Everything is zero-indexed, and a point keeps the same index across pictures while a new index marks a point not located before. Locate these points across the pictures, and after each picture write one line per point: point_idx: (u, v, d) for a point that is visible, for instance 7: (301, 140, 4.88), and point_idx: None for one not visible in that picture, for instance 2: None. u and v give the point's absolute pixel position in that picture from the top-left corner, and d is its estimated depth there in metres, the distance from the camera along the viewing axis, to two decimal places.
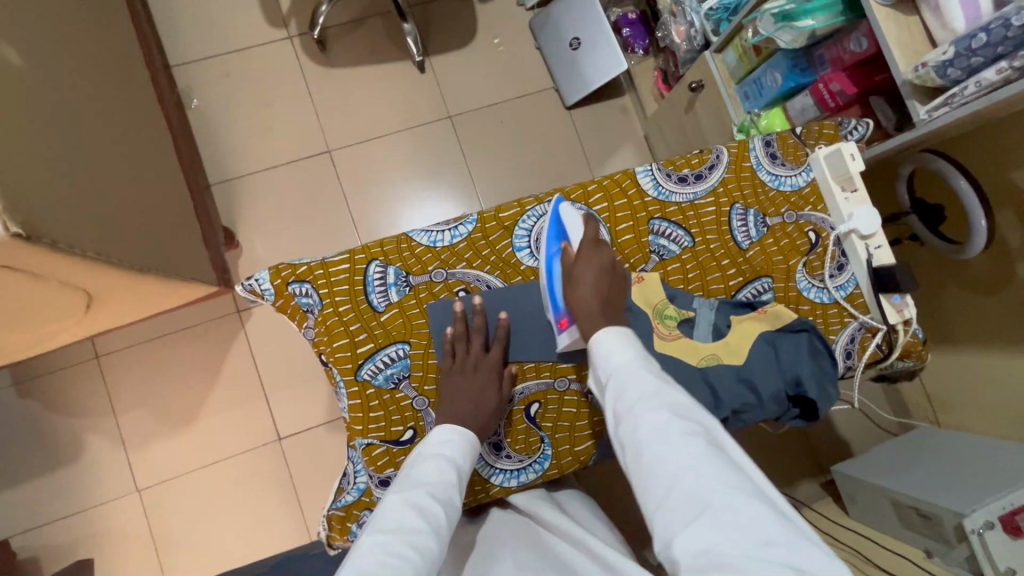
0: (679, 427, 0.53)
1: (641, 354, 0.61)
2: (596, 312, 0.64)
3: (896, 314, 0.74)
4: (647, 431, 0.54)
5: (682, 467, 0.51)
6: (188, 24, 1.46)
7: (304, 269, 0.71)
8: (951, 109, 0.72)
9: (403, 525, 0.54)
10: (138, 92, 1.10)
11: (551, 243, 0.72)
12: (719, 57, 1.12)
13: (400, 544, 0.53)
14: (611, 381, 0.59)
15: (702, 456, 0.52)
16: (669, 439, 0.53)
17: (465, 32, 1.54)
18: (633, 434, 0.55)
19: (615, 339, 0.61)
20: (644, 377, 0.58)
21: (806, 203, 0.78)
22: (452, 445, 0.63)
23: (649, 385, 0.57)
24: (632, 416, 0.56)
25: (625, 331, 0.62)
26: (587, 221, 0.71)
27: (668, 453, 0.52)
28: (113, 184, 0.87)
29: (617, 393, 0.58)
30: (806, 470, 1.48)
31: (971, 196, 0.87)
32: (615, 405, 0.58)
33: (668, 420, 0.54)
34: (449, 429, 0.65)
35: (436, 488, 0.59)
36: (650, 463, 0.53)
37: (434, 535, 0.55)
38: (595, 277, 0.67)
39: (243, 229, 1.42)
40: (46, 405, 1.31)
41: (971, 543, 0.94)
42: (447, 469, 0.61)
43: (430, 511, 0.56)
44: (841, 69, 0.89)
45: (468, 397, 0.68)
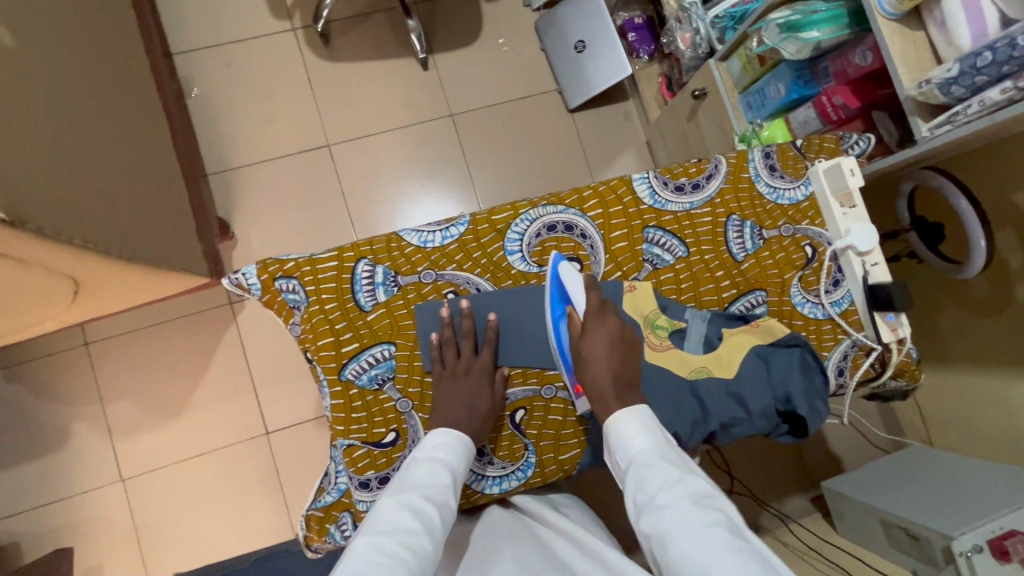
0: (704, 513, 0.50)
1: (662, 440, 0.58)
2: (610, 393, 0.62)
3: (891, 332, 0.73)
4: (671, 519, 0.50)
5: (712, 560, 0.46)
6: (191, 12, 1.45)
7: (291, 265, 0.70)
8: (953, 128, 0.70)
9: (396, 527, 0.53)
10: (136, 79, 1.10)
11: (555, 306, 0.69)
12: (723, 66, 1.11)
13: (393, 543, 0.52)
14: (631, 470, 0.56)
15: (729, 544, 0.47)
16: (694, 527, 0.49)
17: (470, 31, 1.53)
18: (656, 523, 0.51)
19: (632, 423, 0.59)
20: (666, 464, 0.55)
21: (803, 217, 0.77)
22: (445, 448, 0.62)
23: (670, 475, 0.54)
24: (653, 506, 0.52)
25: (645, 413, 0.60)
26: (588, 285, 0.69)
27: (701, 539, 0.47)
28: (104, 171, 0.86)
29: (636, 483, 0.55)
30: (796, 484, 1.47)
31: (971, 216, 0.86)
32: (635, 496, 0.54)
33: (693, 508, 0.50)
34: (440, 432, 0.64)
35: (430, 489, 0.58)
36: (676, 559, 0.48)
37: (428, 536, 0.54)
38: (605, 351, 0.65)
39: (239, 220, 1.41)
40: (33, 390, 1.30)
41: (959, 566, 0.93)
42: (442, 471, 0.60)
43: (423, 511, 0.55)
44: (845, 82, 0.88)
45: (463, 402, 0.67)
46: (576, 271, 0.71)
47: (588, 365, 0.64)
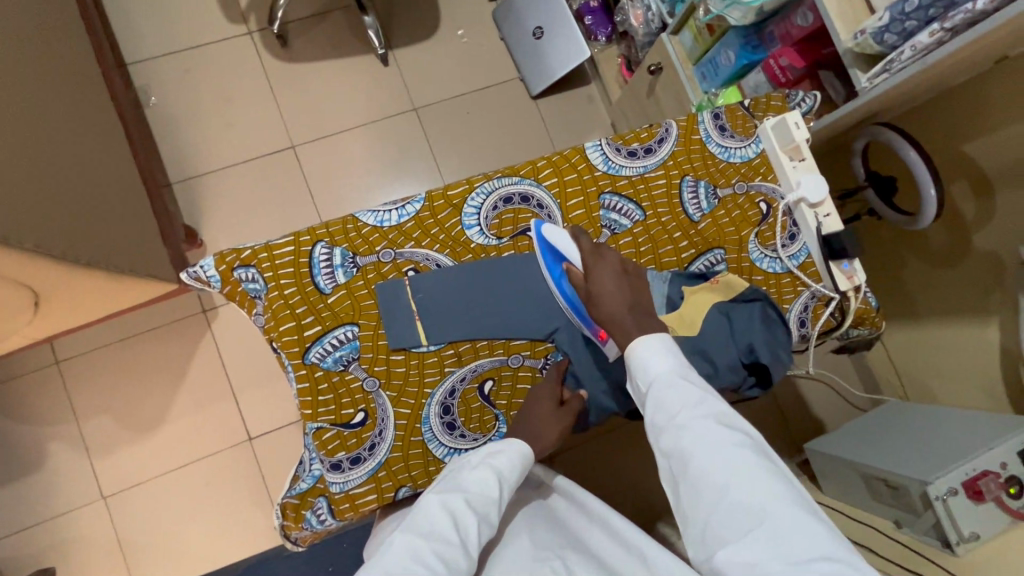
0: (726, 436, 0.52)
1: (679, 361, 0.58)
2: (626, 315, 0.62)
3: (847, 281, 0.75)
4: (696, 444, 0.52)
5: (738, 484, 0.49)
6: (143, 20, 1.43)
7: (248, 253, 0.70)
8: (890, 75, 0.72)
9: (436, 531, 0.55)
10: (90, 87, 1.08)
11: (552, 264, 0.70)
12: (675, 39, 1.13)
13: (428, 551, 0.54)
14: (652, 391, 0.57)
15: (753, 467, 0.50)
16: (721, 449, 0.51)
17: (429, 23, 1.53)
18: (677, 443, 0.53)
19: (654, 347, 0.58)
20: (686, 386, 0.56)
21: (756, 173, 0.79)
22: (503, 457, 0.63)
23: (691, 397, 0.55)
24: (677, 427, 0.53)
25: (665, 338, 0.59)
26: (575, 232, 0.69)
27: (722, 463, 0.50)
28: (58, 178, 0.85)
29: (658, 406, 0.55)
30: (783, 449, 1.48)
31: (921, 166, 0.88)
32: (655, 419, 0.55)
33: (714, 431, 0.52)
34: (506, 440, 0.65)
35: (474, 497, 0.58)
36: (698, 476, 0.51)
37: (462, 550, 0.55)
38: (616, 281, 0.65)
39: (207, 227, 1.39)
40: (4, 413, 1.27)
41: (936, 511, 0.94)
42: (491, 479, 0.60)
43: (462, 520, 0.57)
44: (790, 44, 0.90)
45: (529, 420, 0.69)
46: (559, 230, 0.71)
47: (599, 294, 0.64)
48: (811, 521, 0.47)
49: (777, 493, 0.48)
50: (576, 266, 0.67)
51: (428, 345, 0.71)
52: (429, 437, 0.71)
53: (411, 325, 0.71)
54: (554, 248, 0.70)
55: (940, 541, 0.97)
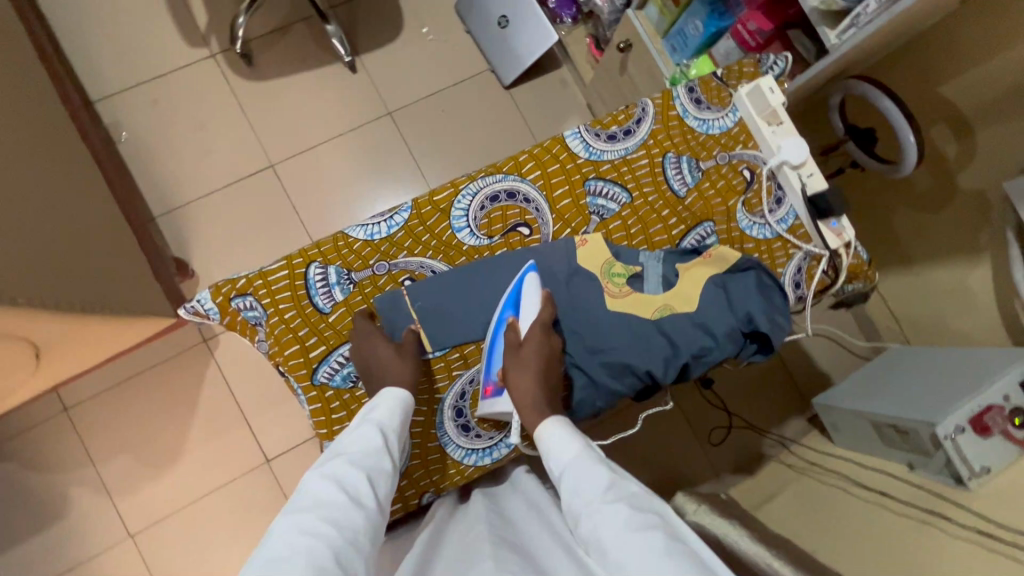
0: (634, 515, 0.51)
1: (594, 449, 0.61)
2: (535, 402, 0.65)
3: (837, 238, 0.75)
4: (601, 526, 0.51)
5: (639, 559, 0.46)
6: (104, 55, 1.41)
7: (243, 282, 0.70)
8: (858, 30, 0.73)
9: (323, 500, 0.54)
10: (61, 131, 1.07)
11: (505, 308, 0.70)
12: (641, 14, 1.13)
13: (316, 517, 0.52)
14: (564, 480, 0.59)
15: (657, 544, 0.47)
16: (623, 528, 0.50)
17: (392, 25, 1.51)
18: (589, 531, 0.53)
19: (562, 435, 0.62)
20: (600, 472, 0.57)
21: (736, 142, 0.79)
22: (380, 408, 0.64)
23: (603, 481, 0.56)
24: (588, 512, 0.54)
25: (564, 423, 0.63)
26: (544, 302, 0.69)
27: (624, 544, 0.48)
28: (42, 228, 0.84)
29: (570, 494, 0.57)
30: (792, 407, 1.50)
31: (898, 114, 0.89)
32: (572, 505, 0.56)
33: (617, 510, 0.51)
34: (376, 397, 0.66)
35: (356, 456, 0.60)
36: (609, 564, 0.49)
37: (355, 505, 0.55)
38: (538, 366, 0.66)
39: (197, 257, 1.39)
40: (21, 466, 1.28)
41: (946, 451, 0.96)
42: (371, 434, 0.62)
43: (350, 480, 0.57)
44: (756, 7, 0.90)
45: (371, 371, 0.67)
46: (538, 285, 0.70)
47: (513, 375, 0.66)
48: None
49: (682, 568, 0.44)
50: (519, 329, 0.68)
51: (434, 352, 0.72)
52: (445, 440, 0.73)
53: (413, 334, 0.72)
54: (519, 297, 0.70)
55: (953, 479, 0.98)
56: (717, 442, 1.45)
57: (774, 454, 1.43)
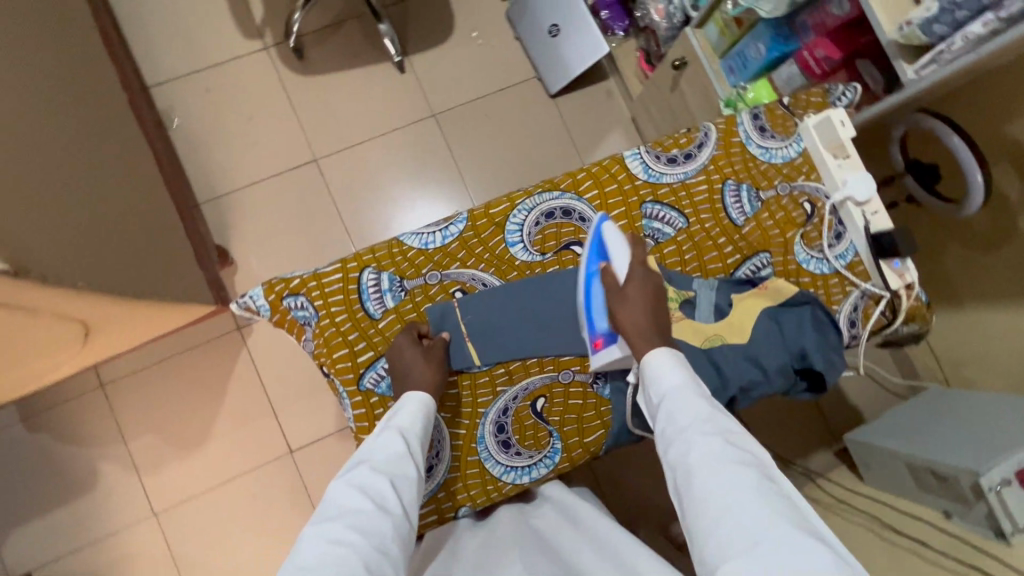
0: (732, 453, 0.51)
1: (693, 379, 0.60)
2: (650, 330, 0.63)
3: (898, 279, 0.74)
4: (700, 455, 0.52)
5: (739, 496, 0.47)
6: (161, 42, 1.44)
7: (297, 282, 0.70)
8: (939, 67, 0.70)
9: (350, 510, 0.55)
10: (118, 116, 1.09)
11: (591, 261, 0.70)
12: (701, 32, 1.11)
13: (344, 526, 0.53)
14: (662, 402, 0.58)
15: (755, 484, 0.48)
16: (722, 462, 0.50)
17: (443, 27, 1.52)
18: (684, 455, 0.53)
19: (665, 361, 0.61)
20: (695, 401, 0.56)
21: (799, 173, 0.77)
22: (402, 413, 0.64)
23: (701, 413, 0.55)
24: (683, 440, 0.54)
25: (675, 353, 0.61)
26: (634, 243, 0.69)
27: (722, 477, 0.49)
28: (100, 212, 0.86)
29: (668, 417, 0.56)
30: (820, 440, 1.47)
31: (966, 152, 0.86)
32: (665, 428, 0.56)
33: (718, 444, 0.52)
34: (400, 401, 0.66)
35: (379, 462, 0.59)
36: (701, 489, 0.50)
37: (381, 514, 0.55)
38: (646, 298, 0.65)
39: (237, 245, 1.41)
40: (55, 437, 1.31)
41: (988, 502, 0.93)
42: (395, 440, 0.61)
43: (375, 488, 0.57)
44: (825, 34, 0.88)
45: (402, 366, 0.67)
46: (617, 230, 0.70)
47: (625, 309, 0.64)
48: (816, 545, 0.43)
49: (779, 511, 0.46)
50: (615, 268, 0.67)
51: (480, 365, 0.72)
52: (485, 455, 0.73)
53: (463, 346, 0.72)
54: (603, 246, 0.70)
55: (993, 531, 0.94)
56: None
57: (798, 487, 1.40)
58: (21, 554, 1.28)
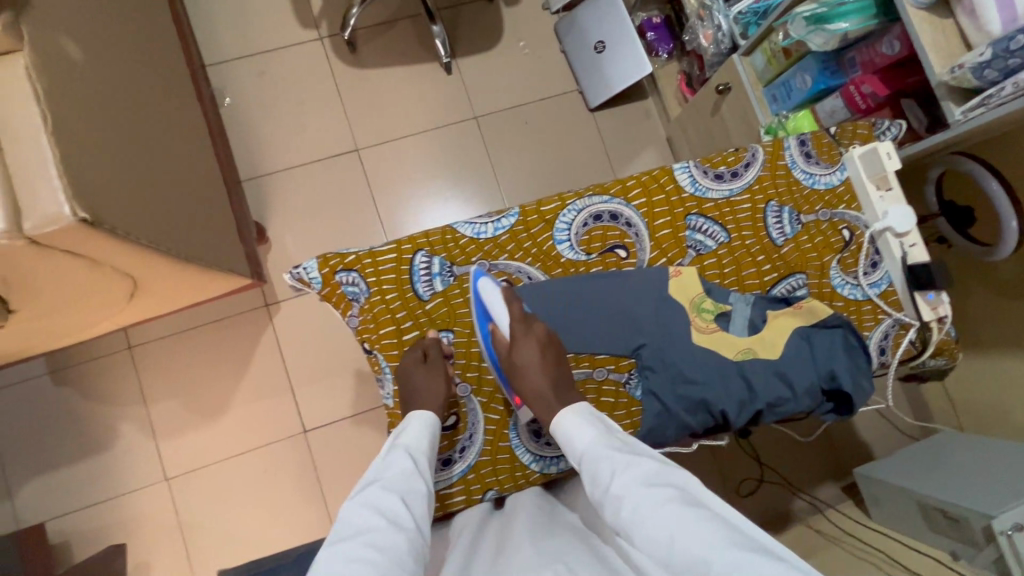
0: (655, 492, 0.51)
1: (602, 427, 0.61)
2: (549, 393, 0.66)
3: (931, 311, 0.75)
4: (629, 508, 0.51)
5: (673, 533, 0.47)
6: (222, 24, 1.50)
7: (351, 257, 0.73)
8: (987, 110, 0.72)
9: (363, 529, 0.53)
10: (180, 89, 1.13)
11: (481, 324, 0.72)
12: (748, 60, 1.13)
13: (360, 545, 0.51)
14: (582, 465, 0.58)
15: (684, 515, 0.48)
16: (648, 507, 0.50)
17: (492, 34, 1.57)
18: (617, 513, 0.53)
19: (573, 421, 0.62)
20: (610, 450, 0.57)
21: (840, 201, 0.79)
22: (406, 435, 0.64)
23: (618, 460, 0.55)
24: (610, 498, 0.54)
25: (580, 409, 0.63)
26: (507, 298, 0.71)
27: (652, 522, 0.49)
28: (163, 177, 0.90)
29: (591, 478, 0.56)
30: (827, 472, 1.47)
31: (1003, 197, 0.87)
32: (593, 490, 0.56)
33: (640, 487, 0.52)
34: (407, 420, 0.67)
35: (388, 481, 0.58)
36: (643, 543, 0.49)
37: (396, 530, 0.53)
38: (537, 356, 0.67)
39: (273, 224, 1.45)
40: (79, 393, 1.34)
41: (999, 545, 0.93)
42: (402, 458, 0.61)
43: (387, 506, 0.56)
44: (873, 72, 0.91)
45: (410, 390, 0.70)
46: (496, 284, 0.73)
47: (522, 376, 0.67)
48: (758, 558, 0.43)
49: (715, 536, 0.45)
50: (503, 332, 0.70)
51: None
52: (515, 443, 0.75)
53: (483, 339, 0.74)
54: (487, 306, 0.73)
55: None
56: (746, 493, 1.44)
57: (803, 517, 1.40)
58: (33, 504, 1.30)
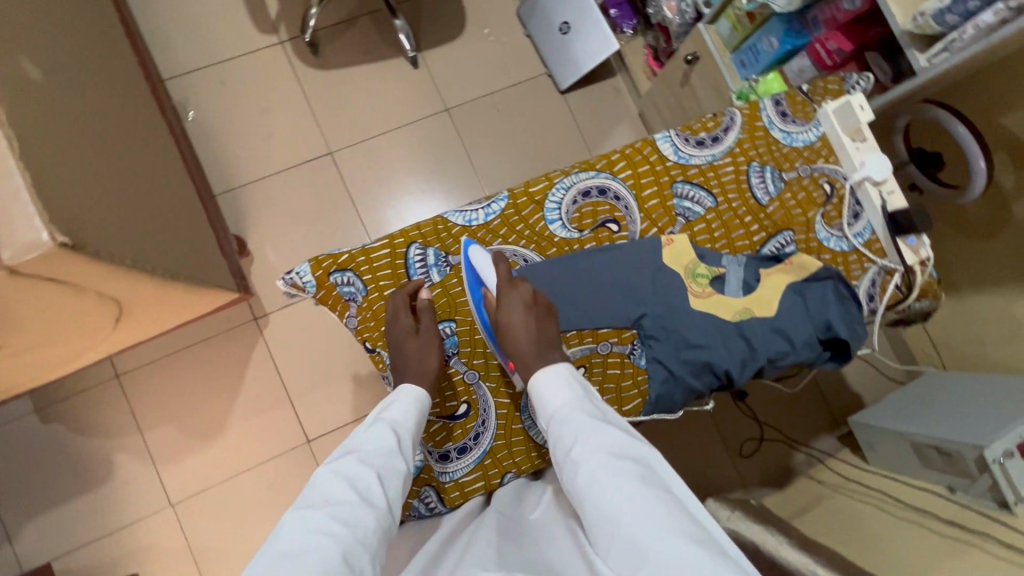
0: (615, 468, 0.52)
1: (580, 391, 0.62)
2: (532, 358, 0.65)
3: (913, 254, 0.78)
4: (587, 477, 0.53)
5: (621, 512, 0.49)
6: (176, 36, 1.45)
7: (345, 257, 0.74)
8: (950, 55, 0.75)
9: (332, 498, 0.54)
10: (143, 105, 1.10)
11: (472, 289, 0.72)
12: (713, 29, 1.15)
13: (326, 516, 0.52)
14: (552, 425, 0.60)
15: (637, 495, 0.50)
16: (605, 479, 0.52)
17: (456, 24, 1.55)
18: (574, 478, 0.55)
19: (553, 381, 0.63)
20: (582, 420, 0.58)
21: (818, 156, 0.81)
22: (391, 410, 0.65)
23: (586, 429, 0.57)
24: (572, 463, 0.55)
25: (563, 370, 0.63)
26: (496, 259, 0.71)
27: (607, 494, 0.51)
28: (139, 196, 0.88)
29: (558, 440, 0.58)
30: (823, 425, 1.51)
31: (970, 139, 0.90)
32: (559, 450, 0.58)
33: (602, 461, 0.53)
34: (397, 394, 0.67)
35: (367, 454, 0.59)
36: (592, 514, 0.52)
37: (365, 506, 0.54)
38: (523, 317, 0.67)
39: (253, 237, 1.42)
40: (69, 429, 1.30)
41: (993, 474, 0.97)
42: (383, 434, 0.62)
43: (362, 480, 0.56)
44: (836, 28, 0.93)
45: (402, 358, 0.70)
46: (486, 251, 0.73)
47: (507, 337, 0.66)
48: (694, 550, 0.45)
49: (662, 521, 0.47)
50: (492, 294, 0.70)
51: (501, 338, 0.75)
52: (529, 424, 0.76)
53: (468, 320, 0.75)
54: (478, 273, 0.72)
55: (996, 502, 0.99)
56: (749, 454, 1.47)
57: (805, 470, 1.44)
58: (34, 547, 1.27)
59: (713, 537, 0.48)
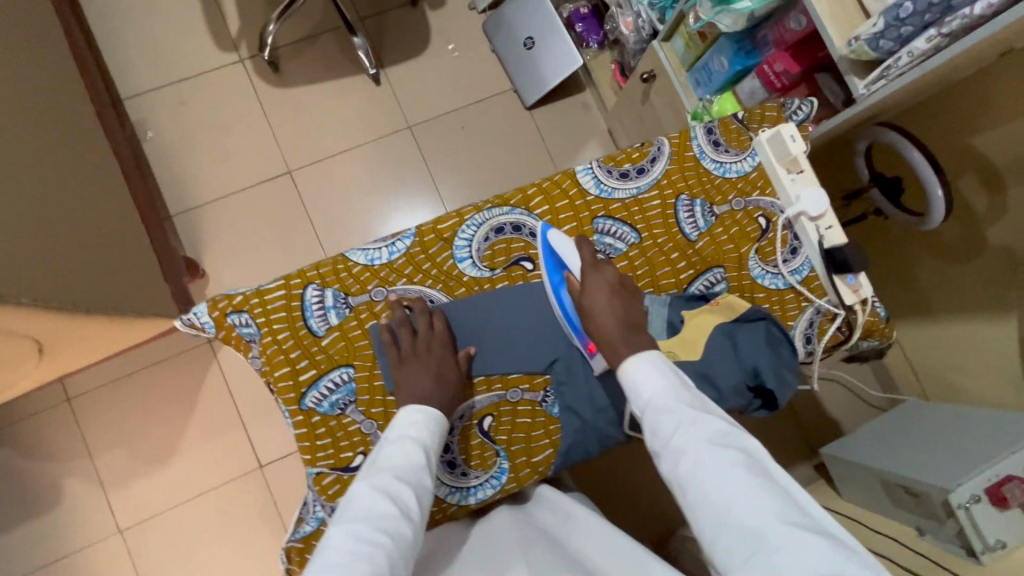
0: (720, 455, 0.52)
1: (674, 378, 0.61)
2: (617, 337, 0.65)
3: (853, 294, 0.72)
4: (691, 467, 0.53)
5: (732, 501, 0.49)
6: (136, 55, 1.44)
7: (239, 298, 0.71)
8: (887, 82, 0.70)
9: (373, 512, 0.55)
10: (86, 127, 1.09)
11: (552, 273, 0.73)
12: (668, 46, 1.11)
13: (371, 530, 0.53)
14: (646, 413, 0.59)
15: (747, 483, 0.50)
16: (711, 467, 0.52)
17: (419, 40, 1.52)
18: (675, 467, 0.54)
19: (647, 368, 0.61)
20: (680, 408, 0.57)
21: (753, 187, 0.77)
22: (417, 424, 0.64)
23: (687, 416, 0.56)
24: (671, 452, 0.55)
25: (656, 357, 0.61)
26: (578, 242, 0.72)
27: (714, 481, 0.51)
28: (57, 225, 0.86)
29: (654, 429, 0.57)
30: (798, 454, 1.45)
31: (926, 166, 0.85)
32: (652, 442, 0.57)
33: (704, 449, 0.53)
34: (419, 409, 0.65)
35: (401, 469, 0.59)
36: (696, 502, 0.52)
37: (404, 520, 0.56)
38: (608, 299, 0.68)
39: (209, 257, 1.40)
40: (19, 452, 1.29)
41: (959, 520, 0.91)
42: (415, 450, 0.61)
43: (398, 494, 0.57)
44: (784, 49, 0.88)
45: (412, 377, 0.69)
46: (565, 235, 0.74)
47: (594, 315, 0.67)
48: (812, 537, 0.46)
49: (775, 510, 0.48)
50: (576, 278, 0.71)
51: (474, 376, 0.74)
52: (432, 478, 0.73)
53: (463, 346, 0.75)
54: (557, 258, 0.73)
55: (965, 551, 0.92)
56: None
57: None
58: None
59: (817, 521, 0.50)
